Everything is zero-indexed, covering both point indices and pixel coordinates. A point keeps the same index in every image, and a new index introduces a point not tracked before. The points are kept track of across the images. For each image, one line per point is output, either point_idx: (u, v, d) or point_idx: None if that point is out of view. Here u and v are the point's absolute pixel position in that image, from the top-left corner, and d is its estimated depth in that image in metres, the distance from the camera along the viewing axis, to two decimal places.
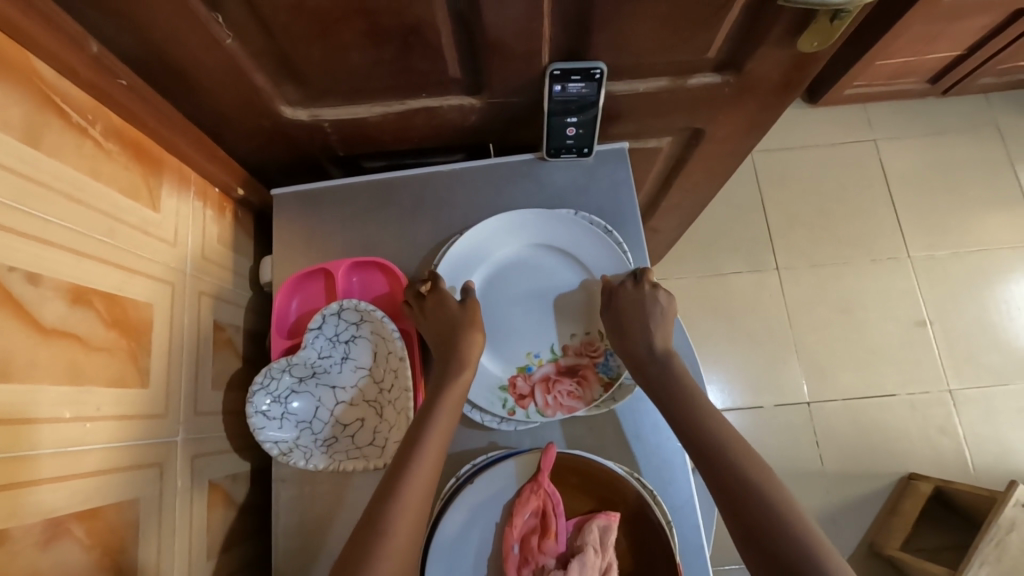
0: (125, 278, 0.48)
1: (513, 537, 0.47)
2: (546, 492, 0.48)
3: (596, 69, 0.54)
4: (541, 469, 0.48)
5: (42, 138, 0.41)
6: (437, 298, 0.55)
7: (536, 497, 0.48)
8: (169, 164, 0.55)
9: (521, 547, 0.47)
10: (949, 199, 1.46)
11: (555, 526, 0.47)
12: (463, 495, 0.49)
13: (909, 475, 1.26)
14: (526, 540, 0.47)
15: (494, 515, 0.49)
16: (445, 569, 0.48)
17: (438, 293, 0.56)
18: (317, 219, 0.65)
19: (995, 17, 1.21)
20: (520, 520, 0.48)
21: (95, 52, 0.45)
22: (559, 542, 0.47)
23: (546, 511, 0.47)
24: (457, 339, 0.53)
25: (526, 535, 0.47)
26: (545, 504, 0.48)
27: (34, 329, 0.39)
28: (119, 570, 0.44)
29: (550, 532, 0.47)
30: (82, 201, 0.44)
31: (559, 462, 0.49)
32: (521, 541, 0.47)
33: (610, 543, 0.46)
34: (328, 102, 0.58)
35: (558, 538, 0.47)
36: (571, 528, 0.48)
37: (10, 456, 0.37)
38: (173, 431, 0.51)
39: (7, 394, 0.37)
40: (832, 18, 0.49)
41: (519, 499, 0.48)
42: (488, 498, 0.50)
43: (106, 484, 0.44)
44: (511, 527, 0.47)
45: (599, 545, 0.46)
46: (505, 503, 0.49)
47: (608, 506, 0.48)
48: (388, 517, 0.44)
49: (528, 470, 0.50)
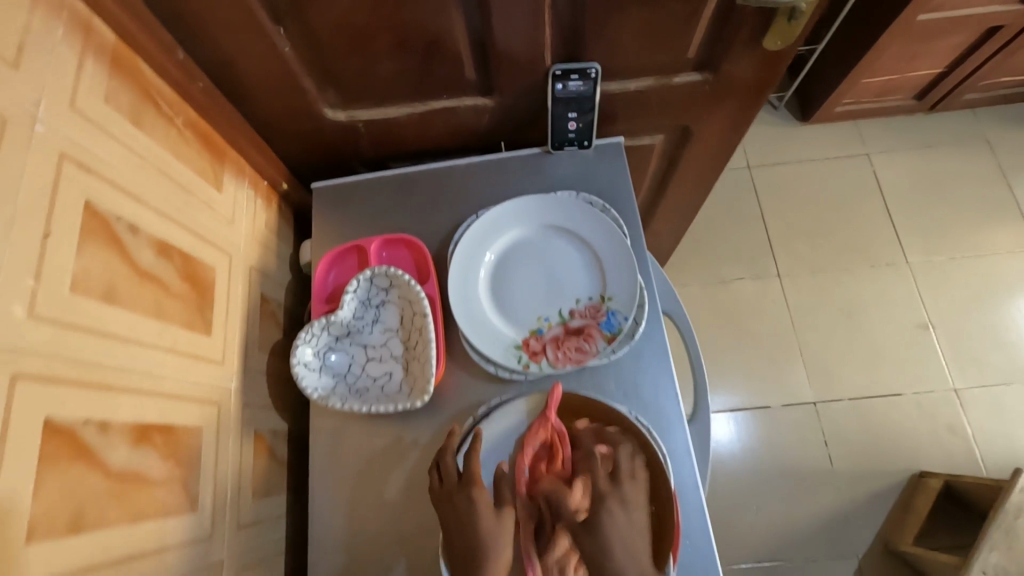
0: (196, 243, 0.56)
1: (525, 464, 0.54)
2: (554, 425, 0.55)
3: (591, 68, 0.63)
4: (547, 405, 0.56)
5: (142, 122, 0.51)
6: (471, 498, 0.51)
7: (545, 429, 0.55)
8: (230, 158, 0.65)
9: (531, 471, 0.54)
10: (943, 206, 1.51)
11: (562, 455, 0.54)
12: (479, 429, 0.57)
13: (921, 473, 1.27)
14: (536, 467, 0.54)
15: (507, 445, 0.56)
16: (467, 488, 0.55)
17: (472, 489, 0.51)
18: (349, 210, 0.74)
19: (969, 35, 1.31)
20: (531, 450, 0.55)
21: (180, 58, 0.55)
22: (566, 468, 0.53)
23: (554, 442, 0.55)
24: (485, 550, 0.49)
25: (537, 463, 0.54)
26: (553, 438, 0.55)
27: (133, 270, 0.47)
28: (184, 490, 0.50)
29: (558, 458, 0.54)
30: (166, 174, 0.53)
31: (566, 400, 0.57)
32: (531, 467, 0.55)
33: (612, 466, 0.52)
34: (363, 104, 0.68)
35: (564, 465, 0.54)
36: (577, 458, 0.54)
37: (114, 366, 0.44)
38: (228, 378, 0.59)
39: (113, 315, 0.44)
40: (789, 18, 0.57)
41: (530, 431, 0.56)
42: (503, 433, 0.57)
43: (179, 410, 0.51)
44: (523, 455, 0.55)
45: (602, 469, 0.53)
46: (518, 438, 0.57)
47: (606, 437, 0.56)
48: None
49: (537, 407, 0.57)
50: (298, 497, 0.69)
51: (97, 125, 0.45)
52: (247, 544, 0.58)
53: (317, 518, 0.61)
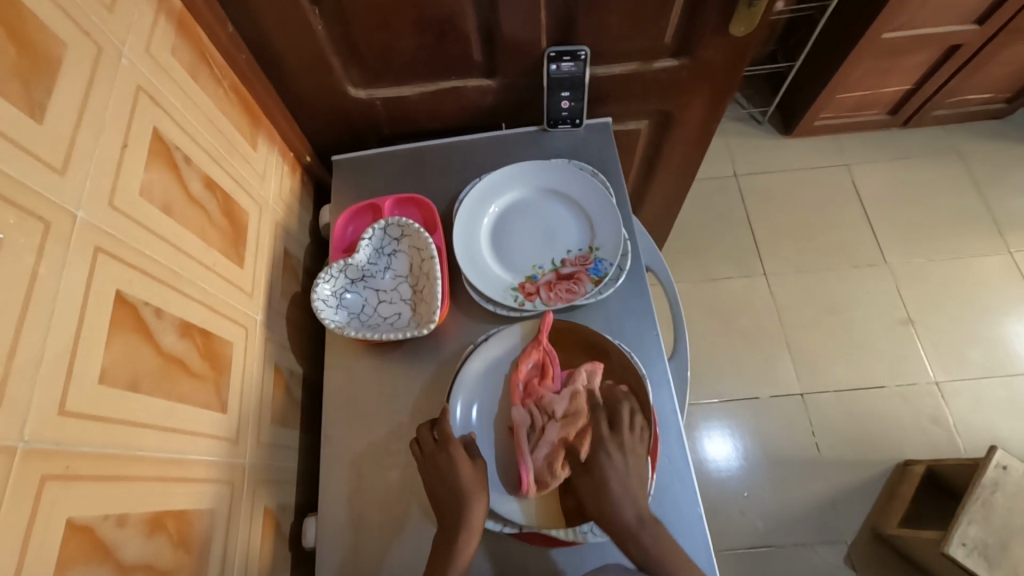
0: (234, 187, 0.64)
1: (519, 380, 0.61)
2: (545, 348, 0.62)
3: (581, 51, 0.72)
4: (541, 330, 0.62)
5: (198, 76, 0.60)
6: (448, 457, 0.56)
7: (538, 350, 0.62)
8: (264, 125, 0.74)
9: (525, 386, 0.61)
10: (920, 213, 1.61)
11: (552, 373, 0.61)
12: (478, 352, 0.64)
13: (906, 462, 1.31)
14: (530, 382, 0.61)
15: (504, 365, 0.63)
16: (467, 399, 0.62)
17: (449, 449, 0.56)
18: (366, 178, 0.82)
19: (931, 54, 1.44)
20: (525, 368, 0.62)
21: (229, 32, 0.65)
22: (556, 383, 0.61)
23: (545, 362, 0.62)
24: (466, 496, 0.54)
25: (530, 378, 0.61)
26: (545, 360, 0.62)
27: (186, 193, 0.55)
28: (217, 392, 0.55)
29: (549, 375, 0.61)
30: (214, 123, 0.62)
31: (556, 327, 0.63)
32: (525, 383, 0.61)
33: (596, 382, 0.60)
34: (382, 84, 0.77)
35: (555, 381, 0.61)
36: (565, 376, 0.61)
37: (169, 266, 0.50)
38: (255, 311, 0.65)
39: (170, 224, 0.51)
40: (749, 5, 0.68)
41: (525, 352, 0.62)
42: (500, 354, 0.64)
43: (216, 322, 0.57)
44: (518, 373, 0.62)
45: (587, 382, 0.60)
46: (513, 358, 0.63)
47: (591, 358, 0.62)
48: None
49: (531, 333, 0.64)
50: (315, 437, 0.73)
51: (163, 70, 0.54)
52: (273, 463, 0.63)
53: (329, 443, 0.65)
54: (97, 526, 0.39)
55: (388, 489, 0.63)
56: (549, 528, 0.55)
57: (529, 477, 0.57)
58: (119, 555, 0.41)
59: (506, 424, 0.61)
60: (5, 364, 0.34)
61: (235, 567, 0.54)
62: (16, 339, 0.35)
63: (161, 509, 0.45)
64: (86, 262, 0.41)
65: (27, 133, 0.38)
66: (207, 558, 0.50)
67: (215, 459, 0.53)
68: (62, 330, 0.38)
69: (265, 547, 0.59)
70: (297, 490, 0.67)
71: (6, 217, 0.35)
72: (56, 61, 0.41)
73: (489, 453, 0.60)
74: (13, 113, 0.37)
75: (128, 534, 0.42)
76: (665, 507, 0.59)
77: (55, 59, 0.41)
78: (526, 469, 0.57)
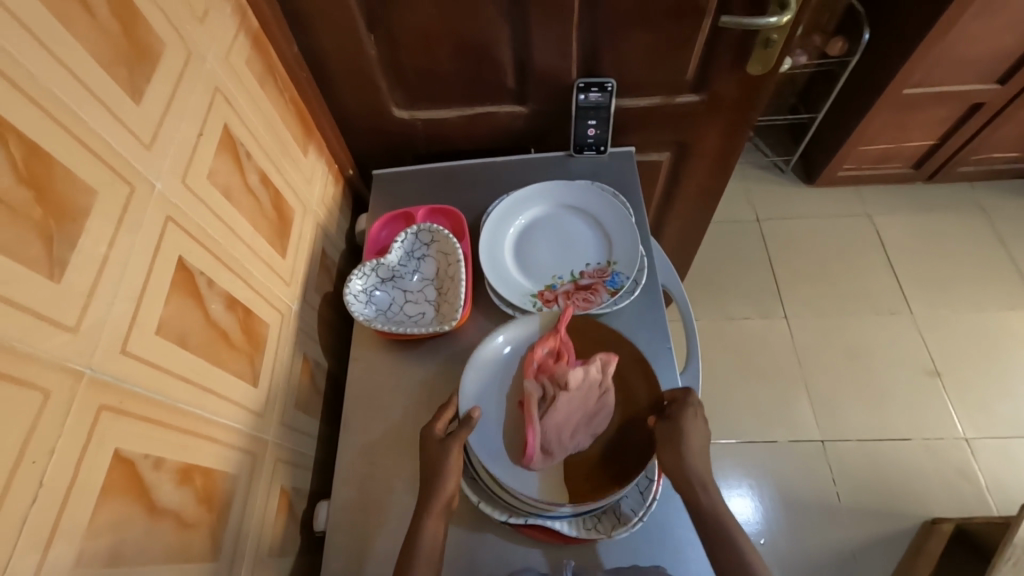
0: (285, 185, 0.71)
1: (535, 355, 0.62)
2: (562, 329, 0.63)
3: (607, 83, 0.79)
4: (562, 312, 0.64)
5: (265, 86, 0.68)
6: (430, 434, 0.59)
7: (555, 330, 0.63)
8: (315, 137, 0.81)
9: (539, 363, 0.62)
10: (946, 266, 1.59)
11: (569, 355, 0.62)
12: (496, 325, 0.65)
13: (933, 519, 1.25)
14: (545, 360, 0.62)
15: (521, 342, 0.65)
16: (483, 369, 0.63)
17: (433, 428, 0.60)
18: (402, 190, 0.88)
19: (953, 109, 1.48)
20: (541, 348, 0.63)
21: (294, 54, 0.74)
22: (571, 364, 0.62)
23: (562, 346, 0.63)
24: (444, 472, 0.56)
25: (546, 357, 0.62)
26: (562, 339, 0.63)
27: (244, 184, 0.61)
28: (251, 366, 0.59)
29: (565, 356, 0.62)
30: (274, 128, 0.69)
31: (577, 315, 0.65)
32: (540, 362, 0.62)
33: (611, 369, 0.60)
34: (423, 106, 0.84)
35: (570, 362, 0.62)
36: (581, 361, 0.62)
37: (224, 244, 0.56)
38: (291, 299, 0.69)
39: (228, 207, 0.57)
40: (766, 46, 0.73)
41: (543, 333, 0.64)
42: (517, 332, 0.65)
43: (258, 301, 0.61)
44: (534, 350, 0.63)
45: (603, 368, 0.60)
46: (529, 338, 0.65)
47: (607, 348, 0.63)
48: (417, 552, 0.53)
49: (551, 314, 0.65)
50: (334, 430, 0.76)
51: (237, 77, 0.62)
52: (296, 445, 0.66)
53: (348, 430, 0.68)
54: (138, 462, 0.42)
55: (400, 477, 0.65)
56: (553, 521, 0.58)
57: (536, 445, 0.57)
58: (152, 494, 0.44)
59: (517, 399, 0.62)
60: (84, 299, 0.39)
61: (251, 534, 0.56)
62: (96, 279, 0.40)
63: (193, 461, 0.48)
64: (159, 226, 0.46)
65: (127, 111, 0.45)
66: (227, 518, 0.52)
67: (244, 427, 0.56)
68: (132, 280, 0.43)
69: (279, 524, 0.61)
70: (313, 477, 0.69)
71: (101, 176, 0.41)
72: (155, 56, 0.48)
73: (496, 424, 0.61)
74: (118, 92, 0.44)
75: (162, 477, 0.45)
76: (669, 509, 0.60)
77: (154, 54, 0.48)
78: (533, 436, 0.57)
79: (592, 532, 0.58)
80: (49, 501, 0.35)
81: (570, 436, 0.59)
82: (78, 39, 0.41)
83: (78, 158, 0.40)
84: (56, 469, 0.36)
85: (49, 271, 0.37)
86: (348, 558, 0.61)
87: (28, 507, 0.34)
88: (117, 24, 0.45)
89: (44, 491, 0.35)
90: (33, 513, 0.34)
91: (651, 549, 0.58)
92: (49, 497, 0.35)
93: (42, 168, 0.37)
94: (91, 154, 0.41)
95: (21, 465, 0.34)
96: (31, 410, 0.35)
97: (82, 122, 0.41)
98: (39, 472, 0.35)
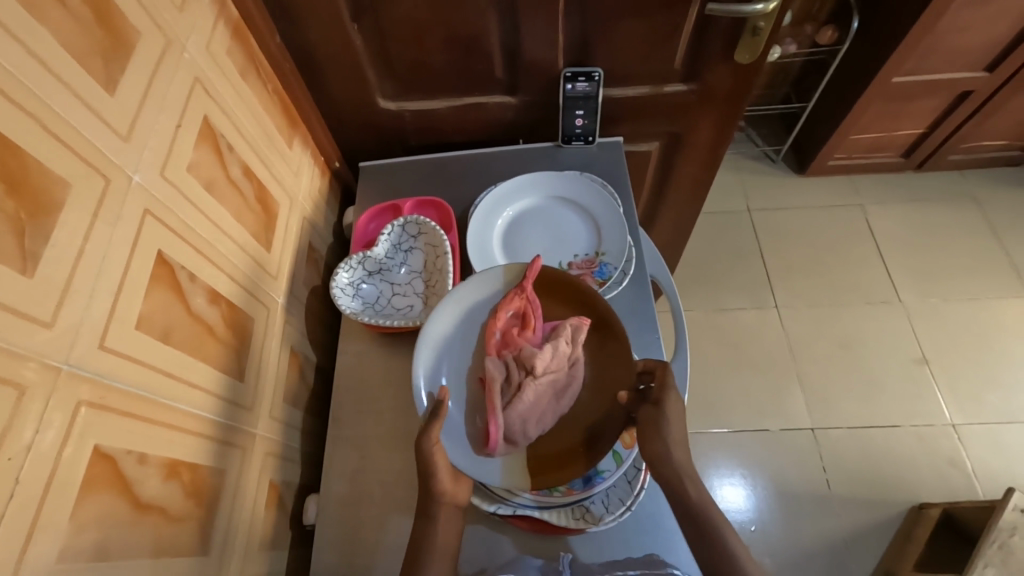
0: (269, 178, 0.70)
1: (499, 329, 0.60)
2: (528, 296, 0.60)
3: (595, 72, 0.78)
4: (526, 278, 0.60)
5: (248, 77, 0.67)
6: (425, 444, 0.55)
7: (520, 299, 0.60)
8: (300, 129, 0.80)
9: (502, 336, 0.60)
10: (936, 255, 1.61)
11: (534, 324, 0.60)
12: (456, 297, 0.61)
13: (921, 505, 1.27)
14: (508, 331, 0.60)
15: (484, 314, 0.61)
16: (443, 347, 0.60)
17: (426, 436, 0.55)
18: (390, 183, 0.87)
19: (943, 98, 1.48)
20: (504, 316, 0.60)
21: (278, 44, 0.73)
22: (536, 336, 0.59)
23: (526, 312, 0.60)
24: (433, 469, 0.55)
25: (509, 328, 0.60)
26: (527, 311, 0.60)
27: (226, 176, 0.60)
28: (238, 361, 0.58)
29: (530, 327, 0.59)
30: (258, 120, 0.69)
31: (541, 277, 0.62)
32: (503, 332, 0.60)
33: (579, 339, 0.58)
34: (410, 97, 0.83)
35: (535, 333, 0.59)
36: (547, 330, 0.60)
37: (206, 238, 0.55)
38: (278, 293, 0.68)
39: (210, 200, 0.57)
40: (753, 35, 0.73)
41: (506, 300, 0.60)
42: (477, 301, 0.62)
43: (244, 296, 0.61)
44: (496, 321, 0.60)
45: (570, 339, 0.58)
46: (491, 306, 0.61)
47: (577, 313, 0.60)
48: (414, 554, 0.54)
49: (514, 279, 0.62)
50: (325, 424, 0.75)
51: (218, 68, 0.61)
52: (286, 440, 0.66)
53: (338, 425, 0.68)
54: (120, 458, 0.42)
55: (390, 471, 0.65)
56: (541, 511, 0.58)
57: (499, 433, 0.55)
58: (136, 490, 0.43)
59: (478, 375, 0.59)
60: (60, 294, 0.38)
61: (241, 528, 0.56)
62: (72, 274, 0.39)
63: (178, 456, 0.48)
64: (137, 220, 0.46)
65: (101, 101, 0.44)
66: (215, 514, 0.52)
67: (231, 422, 0.56)
68: (111, 275, 0.43)
69: (269, 519, 0.61)
70: (303, 471, 0.69)
71: (75, 168, 0.41)
72: (131, 46, 0.47)
73: (457, 404, 0.58)
74: (92, 83, 0.43)
75: (146, 473, 0.45)
76: (659, 500, 0.60)
77: (130, 44, 0.47)
78: (496, 425, 0.55)
79: (581, 522, 0.58)
80: (28, 498, 0.35)
81: (536, 413, 0.56)
82: (49, 28, 0.40)
83: (50, 150, 0.39)
84: (34, 466, 0.36)
85: (22, 266, 0.36)
86: (339, 552, 0.61)
87: (6, 504, 0.34)
88: (90, 13, 0.44)
89: (21, 488, 0.35)
90: (11, 510, 0.34)
91: (643, 540, 0.58)
92: (27, 494, 0.35)
93: (13, 160, 0.37)
94: (65, 147, 0.40)
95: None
96: (7, 407, 0.34)
97: (55, 114, 0.40)
98: (16, 469, 0.35)
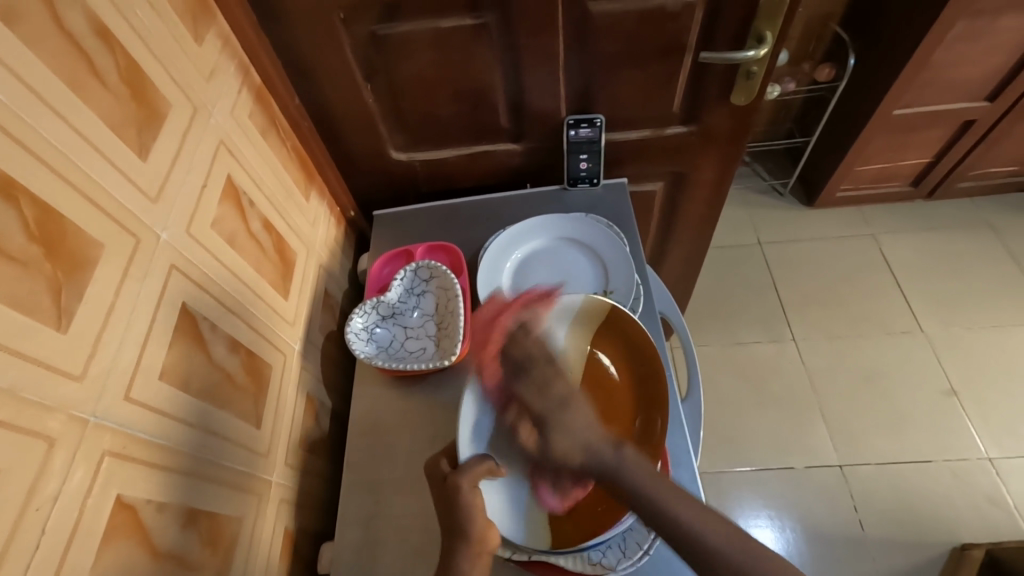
0: (288, 229, 0.73)
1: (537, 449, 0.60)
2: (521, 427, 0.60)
3: (597, 118, 0.81)
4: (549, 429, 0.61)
5: (268, 136, 0.71)
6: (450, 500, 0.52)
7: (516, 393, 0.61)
8: (317, 181, 0.84)
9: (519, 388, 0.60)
10: (955, 282, 1.58)
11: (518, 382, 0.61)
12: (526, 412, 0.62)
13: (963, 546, 1.21)
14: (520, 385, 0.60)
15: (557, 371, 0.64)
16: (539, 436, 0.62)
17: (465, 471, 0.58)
18: (402, 230, 0.90)
19: (948, 127, 1.50)
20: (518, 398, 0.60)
21: (296, 105, 0.77)
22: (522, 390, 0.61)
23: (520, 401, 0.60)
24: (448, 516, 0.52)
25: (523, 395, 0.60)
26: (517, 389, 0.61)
27: (248, 230, 0.64)
28: (254, 409, 0.59)
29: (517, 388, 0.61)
30: (279, 174, 0.73)
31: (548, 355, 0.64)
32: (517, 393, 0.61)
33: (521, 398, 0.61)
34: (420, 147, 0.87)
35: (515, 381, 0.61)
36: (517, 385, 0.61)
37: (226, 290, 0.58)
38: (294, 340, 0.70)
39: (230, 255, 0.59)
40: (747, 78, 0.76)
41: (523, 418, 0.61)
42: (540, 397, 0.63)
43: (261, 344, 0.63)
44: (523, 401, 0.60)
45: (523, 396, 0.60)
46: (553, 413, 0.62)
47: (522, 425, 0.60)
48: None
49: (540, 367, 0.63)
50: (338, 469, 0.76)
51: (241, 129, 0.65)
52: (300, 485, 0.66)
53: (352, 469, 0.68)
54: (140, 506, 0.43)
55: (403, 518, 0.64)
56: (558, 556, 0.58)
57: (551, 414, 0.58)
58: (154, 539, 0.44)
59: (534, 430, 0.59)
60: (92, 345, 0.41)
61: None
62: (102, 330, 0.42)
63: (197, 505, 0.49)
64: (163, 275, 0.48)
65: (133, 167, 0.47)
66: (232, 562, 0.53)
67: (248, 469, 0.57)
68: (138, 327, 0.45)
69: (282, 569, 0.60)
70: (318, 518, 0.69)
71: (108, 229, 0.43)
72: (162, 116, 0.52)
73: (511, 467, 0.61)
74: (126, 151, 0.47)
75: (165, 521, 0.45)
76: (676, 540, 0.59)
77: (161, 114, 0.52)
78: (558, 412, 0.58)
79: (598, 567, 0.57)
80: (53, 548, 0.36)
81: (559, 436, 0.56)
82: (87, 101, 0.44)
83: (86, 214, 0.42)
84: (61, 516, 0.37)
85: (57, 322, 0.39)
86: None
87: (32, 553, 0.35)
88: (126, 88, 0.48)
89: (48, 539, 0.36)
90: (36, 563, 0.35)
91: None
92: (53, 543, 0.36)
93: (52, 225, 0.40)
94: (101, 210, 0.43)
95: (27, 514, 0.35)
96: (35, 460, 0.36)
97: (91, 180, 0.43)
98: (43, 520, 0.36)
